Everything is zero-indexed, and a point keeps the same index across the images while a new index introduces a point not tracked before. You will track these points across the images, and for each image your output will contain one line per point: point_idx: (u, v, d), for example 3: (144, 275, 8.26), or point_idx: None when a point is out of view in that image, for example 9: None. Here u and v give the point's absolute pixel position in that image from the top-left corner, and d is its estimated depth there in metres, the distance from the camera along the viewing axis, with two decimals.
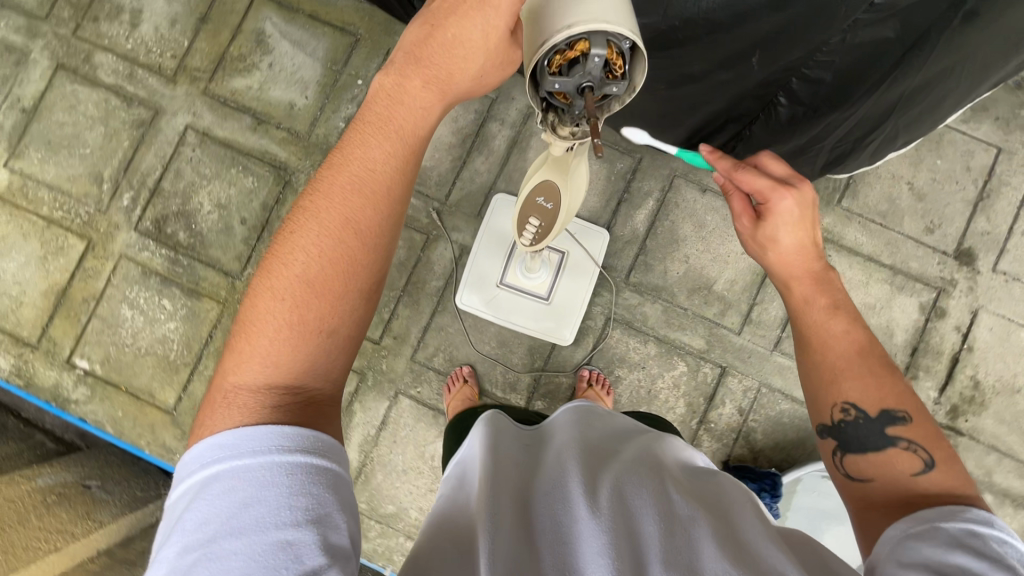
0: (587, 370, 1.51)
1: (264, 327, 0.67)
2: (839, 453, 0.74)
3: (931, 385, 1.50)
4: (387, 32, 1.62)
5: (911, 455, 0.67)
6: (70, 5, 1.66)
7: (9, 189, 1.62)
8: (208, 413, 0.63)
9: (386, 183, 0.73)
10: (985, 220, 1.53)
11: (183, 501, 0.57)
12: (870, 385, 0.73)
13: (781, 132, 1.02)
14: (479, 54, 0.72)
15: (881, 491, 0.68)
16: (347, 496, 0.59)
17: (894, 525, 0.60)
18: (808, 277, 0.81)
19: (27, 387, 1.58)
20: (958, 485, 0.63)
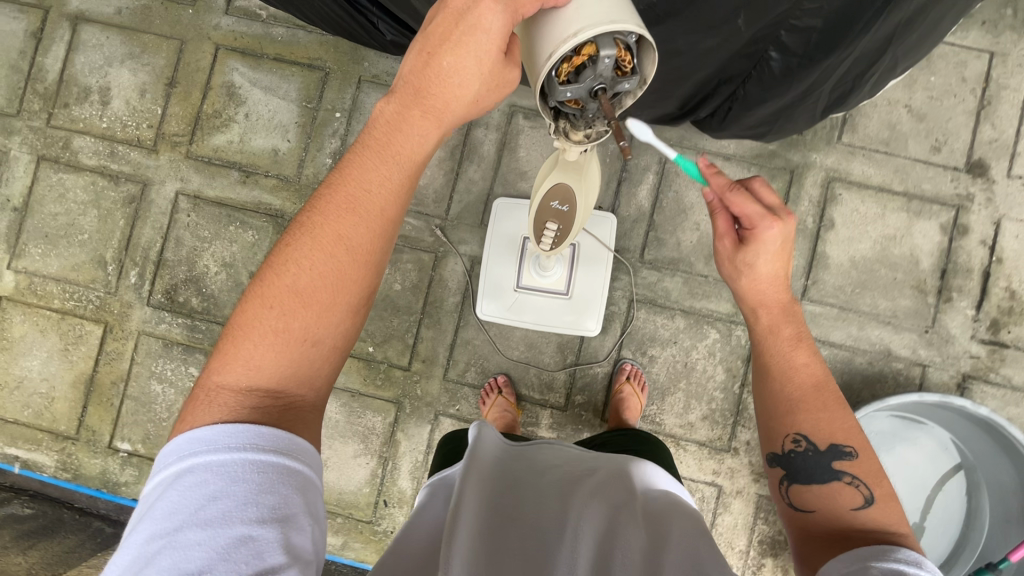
0: (629, 365, 1.50)
1: (251, 331, 0.70)
2: (786, 481, 0.83)
3: (967, 304, 1.48)
4: (354, 59, 1.60)
5: (853, 490, 0.78)
6: (38, 96, 1.65)
7: (18, 289, 1.63)
8: (191, 408, 0.65)
9: (380, 205, 0.75)
10: (990, 128, 1.50)
11: (155, 486, 0.59)
12: (824, 420, 0.81)
13: (777, 85, 0.99)
14: (474, 77, 0.72)
15: (819, 523, 0.78)
16: (315, 498, 0.62)
17: (834, 560, 0.70)
18: (777, 307, 0.86)
19: (76, 478, 1.59)
20: (891, 523, 0.73)
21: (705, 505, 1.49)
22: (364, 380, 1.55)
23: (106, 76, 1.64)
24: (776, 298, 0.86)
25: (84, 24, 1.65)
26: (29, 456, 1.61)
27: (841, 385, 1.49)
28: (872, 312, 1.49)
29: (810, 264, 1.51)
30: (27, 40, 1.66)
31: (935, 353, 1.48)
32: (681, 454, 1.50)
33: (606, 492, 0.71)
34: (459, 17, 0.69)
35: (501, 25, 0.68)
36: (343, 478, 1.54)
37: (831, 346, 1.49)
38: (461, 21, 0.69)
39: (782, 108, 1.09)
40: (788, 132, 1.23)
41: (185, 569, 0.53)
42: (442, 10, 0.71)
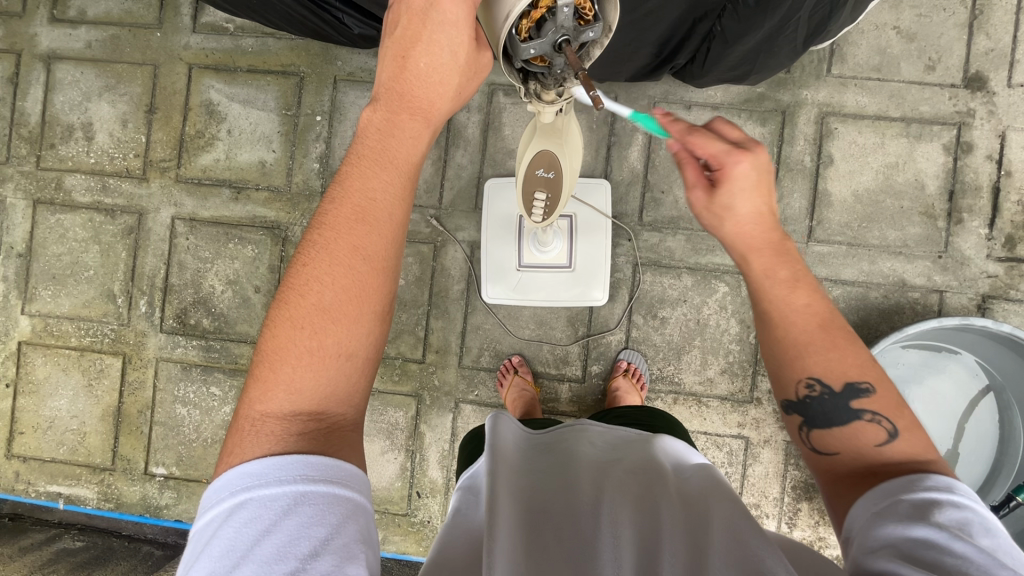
0: (624, 361, 1.50)
1: (285, 355, 0.67)
2: (805, 428, 0.77)
3: (979, 223, 1.44)
4: (327, 59, 1.58)
5: (875, 426, 0.72)
6: (24, 140, 1.67)
7: (36, 332, 1.66)
8: (236, 441, 0.63)
9: (386, 210, 0.74)
10: (985, 38, 1.44)
11: (205, 525, 0.56)
12: (833, 359, 0.76)
13: (752, 17, 0.96)
14: (455, 72, 0.75)
15: (846, 463, 0.72)
16: (368, 526, 0.58)
17: (859, 503, 0.65)
18: (767, 248, 0.81)
19: (119, 507, 1.64)
20: (920, 451, 0.68)
21: (735, 458, 1.49)
22: (382, 378, 1.57)
23: (87, 112, 1.65)
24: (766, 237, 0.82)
25: (58, 62, 1.65)
26: (72, 492, 1.65)
27: (857, 322, 1.47)
28: (882, 245, 1.46)
29: (813, 204, 1.48)
30: (5, 85, 1.67)
31: (952, 277, 1.45)
32: (705, 410, 1.50)
33: (645, 476, 0.69)
34: (424, 17, 0.72)
35: (466, 14, 0.72)
36: (374, 476, 1.57)
37: (844, 285, 1.47)
38: (426, 19, 0.72)
39: (760, 43, 1.06)
40: (770, 70, 1.20)
41: None
42: (405, 11, 0.73)
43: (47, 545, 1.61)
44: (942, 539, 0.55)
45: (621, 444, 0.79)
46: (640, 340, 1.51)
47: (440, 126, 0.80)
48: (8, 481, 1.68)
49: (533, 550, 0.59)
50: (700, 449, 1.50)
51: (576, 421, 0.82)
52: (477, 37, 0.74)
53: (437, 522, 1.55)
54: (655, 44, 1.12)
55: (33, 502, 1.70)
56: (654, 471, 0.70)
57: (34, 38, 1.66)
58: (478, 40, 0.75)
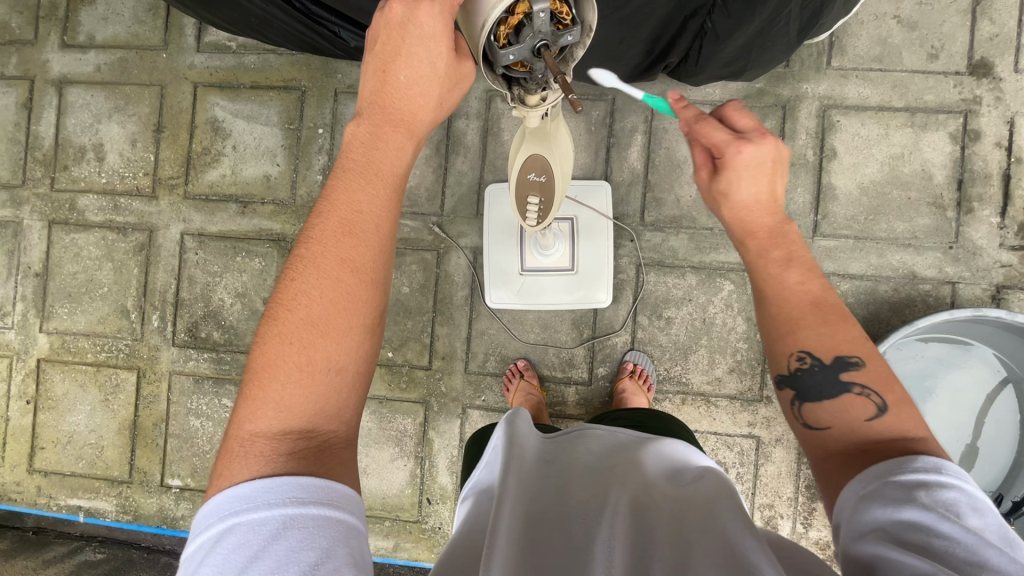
0: (630, 363, 1.49)
1: (274, 372, 0.68)
2: (797, 402, 0.77)
3: (990, 212, 1.41)
4: (327, 72, 1.60)
5: (865, 400, 0.72)
6: (39, 163, 1.72)
7: (53, 349, 1.70)
8: (226, 462, 0.63)
9: (373, 223, 0.75)
10: (989, 23, 1.42)
11: (196, 550, 0.57)
12: (825, 333, 0.75)
13: (741, 12, 0.97)
14: (439, 85, 0.77)
15: (838, 439, 0.71)
16: (360, 547, 0.58)
17: (849, 486, 0.63)
18: (762, 230, 0.81)
19: (137, 519, 1.67)
20: (911, 427, 0.67)
21: (746, 458, 1.47)
22: (389, 386, 1.58)
23: (98, 133, 1.70)
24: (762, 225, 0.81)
25: (69, 86, 1.70)
26: (91, 504, 1.69)
27: (868, 317, 1.44)
28: (890, 237, 1.44)
29: (818, 198, 1.46)
30: (19, 112, 1.72)
31: (963, 269, 1.42)
32: (714, 410, 1.48)
33: (638, 480, 0.69)
34: (401, 31, 0.74)
35: (443, 25, 0.73)
36: (384, 483, 1.58)
37: (852, 279, 1.45)
38: (404, 34, 0.74)
39: (752, 38, 1.06)
40: (766, 65, 1.19)
41: None
42: (384, 26, 0.75)
43: (69, 557, 1.64)
44: (931, 521, 0.54)
45: (619, 449, 0.80)
46: (646, 341, 1.50)
47: (423, 137, 0.82)
48: (31, 495, 1.72)
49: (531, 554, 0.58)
50: (710, 449, 1.48)
51: (575, 428, 0.84)
52: (457, 46, 0.76)
53: (447, 528, 1.55)
54: (647, 44, 1.13)
55: (55, 515, 1.74)
56: (645, 477, 0.70)
57: (46, 64, 1.71)
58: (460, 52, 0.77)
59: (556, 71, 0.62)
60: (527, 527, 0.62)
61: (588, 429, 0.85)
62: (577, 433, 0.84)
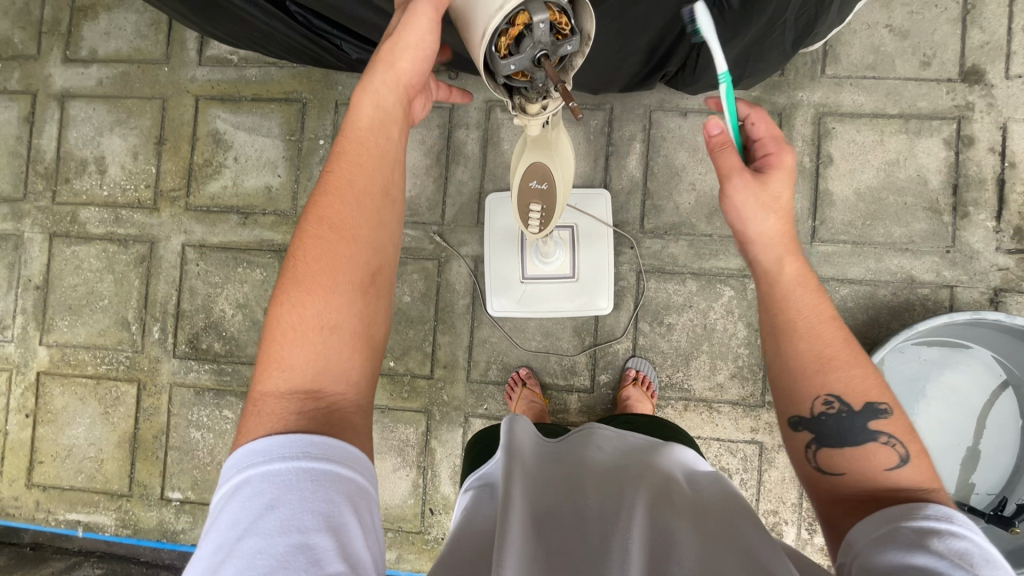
0: (633, 369, 1.49)
1: (282, 339, 0.72)
2: (815, 445, 0.78)
3: (986, 216, 1.43)
4: (328, 84, 1.62)
5: (889, 450, 0.75)
6: (40, 176, 1.72)
7: (53, 362, 1.70)
8: (241, 426, 0.66)
9: (374, 200, 0.82)
10: (979, 31, 1.44)
11: (217, 500, 0.59)
12: (856, 376, 0.79)
13: (738, 22, 0.99)
14: (426, 38, 0.84)
15: (849, 485, 0.74)
16: (369, 508, 0.60)
17: (863, 529, 0.65)
18: (791, 260, 0.86)
19: (137, 533, 1.65)
20: (927, 479, 0.71)
21: (750, 464, 1.47)
22: (391, 395, 1.57)
23: (99, 146, 1.71)
24: (796, 276, 0.85)
25: (71, 100, 1.72)
26: (90, 519, 1.67)
27: (868, 321, 1.45)
28: (887, 242, 1.45)
29: (815, 204, 1.47)
30: (22, 125, 1.73)
31: (961, 272, 1.43)
32: (716, 416, 1.48)
33: (651, 477, 0.70)
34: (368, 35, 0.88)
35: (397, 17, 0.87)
36: (387, 493, 1.57)
37: (851, 284, 1.46)
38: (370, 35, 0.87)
39: (748, 46, 1.08)
40: (762, 74, 1.21)
41: None
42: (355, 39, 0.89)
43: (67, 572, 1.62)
44: (940, 566, 0.55)
45: (634, 452, 0.80)
46: (648, 347, 1.51)
47: (412, 89, 0.88)
48: (29, 510, 1.70)
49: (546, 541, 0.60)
50: (713, 456, 1.48)
51: (585, 424, 0.86)
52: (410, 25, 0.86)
53: None
54: (644, 53, 1.15)
55: (54, 531, 1.72)
56: (662, 477, 0.71)
57: (49, 78, 1.72)
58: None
59: (556, 80, 0.64)
60: (541, 516, 0.63)
61: (595, 429, 0.85)
62: (588, 431, 0.85)
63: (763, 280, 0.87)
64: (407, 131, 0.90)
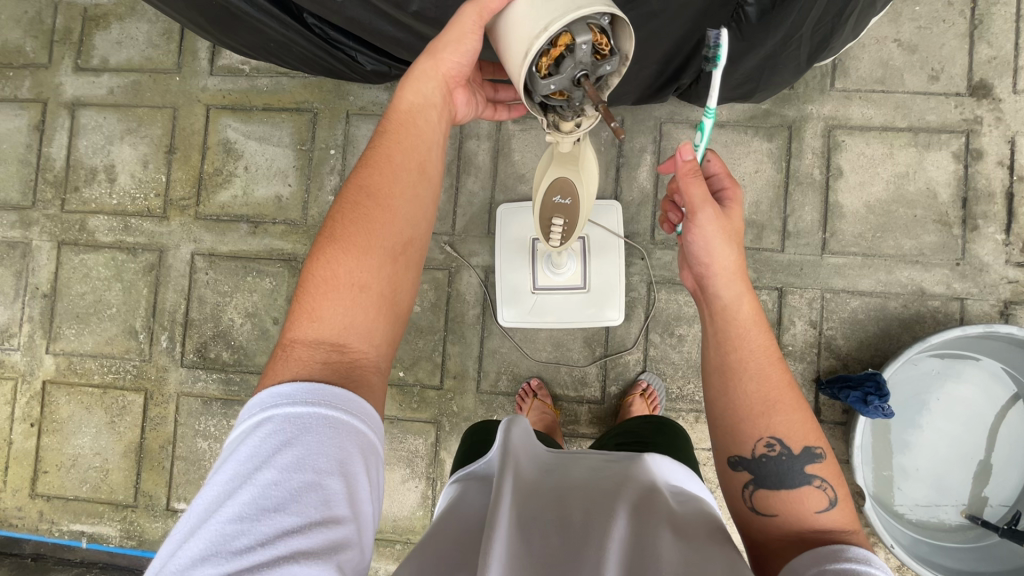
0: (643, 382, 1.48)
1: (314, 290, 0.75)
2: (751, 486, 0.79)
3: (995, 229, 1.44)
4: (340, 95, 1.63)
5: (819, 492, 0.78)
6: (49, 185, 1.72)
7: (60, 370, 1.69)
8: (272, 364, 0.71)
9: (406, 171, 0.82)
10: (986, 46, 1.46)
11: (237, 433, 0.63)
12: (795, 421, 0.80)
13: (756, 35, 1.00)
14: (469, 36, 0.80)
15: (779, 526, 0.76)
16: (376, 459, 0.65)
17: (791, 570, 0.67)
18: (746, 304, 0.86)
19: (142, 545, 1.63)
20: (850, 523, 0.75)
21: None
22: (400, 406, 1.57)
23: (109, 154, 1.71)
24: (747, 315, 0.86)
25: (81, 109, 1.72)
26: (95, 530, 1.65)
27: (879, 333, 1.45)
28: (898, 254, 1.45)
29: (825, 216, 1.48)
30: (31, 133, 1.73)
31: (971, 285, 1.43)
32: None
33: (635, 485, 0.71)
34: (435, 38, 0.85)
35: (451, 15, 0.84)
36: (395, 505, 1.55)
37: (861, 296, 1.46)
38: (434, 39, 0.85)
39: (764, 60, 1.09)
40: (775, 88, 1.22)
41: (263, 504, 0.57)
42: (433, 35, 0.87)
43: None
44: None
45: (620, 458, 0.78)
46: (659, 359, 1.51)
47: (453, 79, 0.86)
48: (32, 521, 1.68)
49: (538, 523, 0.63)
50: None
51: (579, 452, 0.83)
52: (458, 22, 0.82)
53: None
54: (660, 65, 1.15)
55: (57, 542, 1.70)
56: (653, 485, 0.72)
57: (60, 86, 1.73)
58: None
59: (596, 100, 0.64)
60: (532, 500, 0.67)
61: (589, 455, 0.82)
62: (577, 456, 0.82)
63: (716, 317, 0.87)
64: (448, 119, 0.90)
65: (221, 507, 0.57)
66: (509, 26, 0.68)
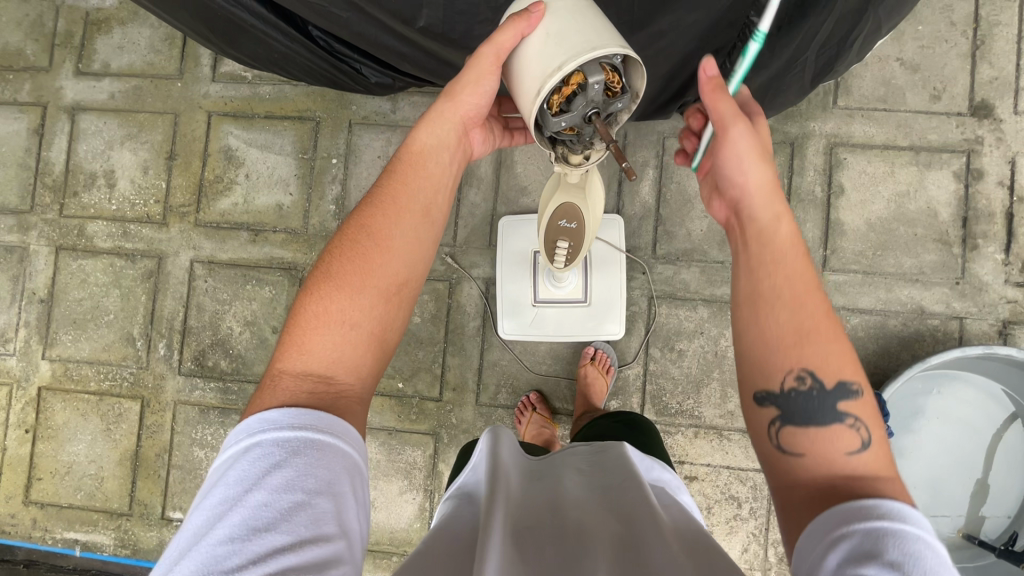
0: (591, 348, 1.51)
1: (306, 321, 0.75)
2: (778, 423, 0.74)
3: (995, 249, 1.44)
4: (343, 104, 1.62)
5: (853, 433, 0.70)
6: (48, 189, 1.71)
7: (55, 377, 1.67)
8: (259, 393, 0.69)
9: (405, 201, 0.83)
10: (988, 66, 1.47)
11: (222, 460, 0.61)
12: (831, 351, 0.73)
13: (761, 58, 1.01)
14: (486, 77, 0.81)
15: (807, 470, 0.70)
16: (363, 481, 0.64)
17: (815, 525, 0.61)
18: (783, 219, 0.80)
19: (136, 553, 1.62)
20: (886, 468, 0.67)
21: (760, 493, 1.46)
22: (399, 417, 1.56)
23: (109, 160, 1.70)
24: (785, 234, 0.80)
25: (82, 113, 1.71)
26: (88, 538, 1.64)
27: (878, 351, 1.46)
28: (898, 272, 1.46)
29: (826, 234, 1.48)
30: (31, 137, 1.72)
31: (970, 304, 1.44)
32: (726, 444, 1.48)
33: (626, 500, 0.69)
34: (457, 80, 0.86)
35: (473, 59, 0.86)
36: (393, 517, 1.55)
37: (861, 313, 1.46)
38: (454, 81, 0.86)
39: (767, 82, 1.09)
40: (779, 108, 1.21)
41: (252, 525, 0.55)
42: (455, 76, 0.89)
43: None
44: None
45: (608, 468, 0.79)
46: (659, 374, 1.51)
47: (470, 120, 0.88)
48: (25, 528, 1.67)
49: (529, 542, 0.62)
50: (722, 484, 1.48)
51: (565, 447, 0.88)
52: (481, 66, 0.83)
53: None
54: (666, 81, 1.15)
55: (49, 549, 1.68)
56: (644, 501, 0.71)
57: (60, 90, 1.72)
58: (531, 13, 0.70)
59: (607, 137, 0.67)
60: (521, 522, 0.66)
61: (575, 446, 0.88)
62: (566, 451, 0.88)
63: (751, 238, 0.81)
64: (461, 161, 0.91)
65: (210, 530, 0.55)
66: (524, 63, 0.71)
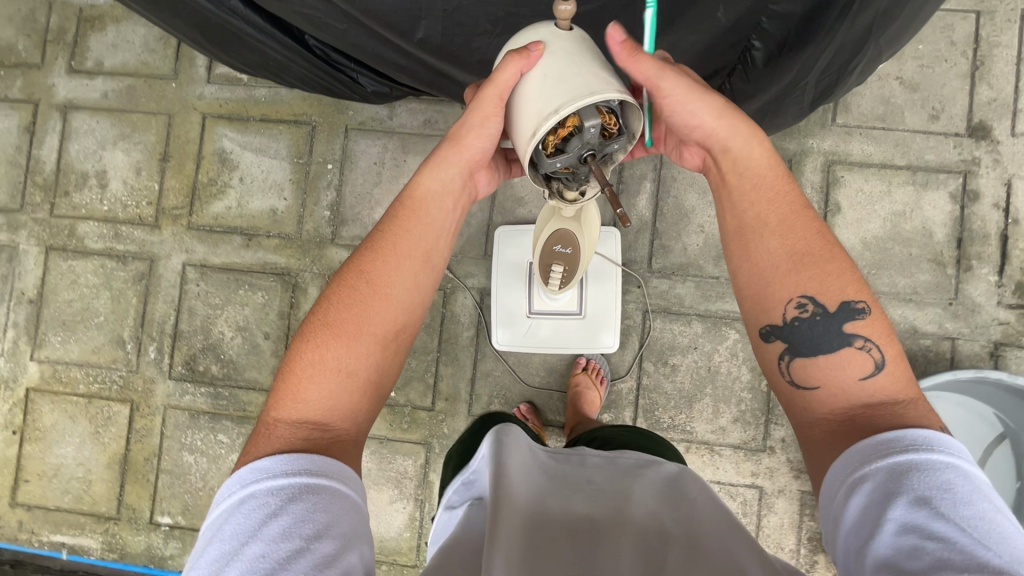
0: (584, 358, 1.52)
1: (300, 365, 0.74)
2: (787, 356, 0.78)
3: (989, 271, 1.45)
4: (339, 109, 1.61)
5: (864, 355, 0.74)
6: (39, 188, 1.69)
7: (44, 378, 1.66)
8: (253, 441, 0.69)
9: (403, 243, 0.82)
10: (987, 87, 1.47)
11: (216, 514, 0.61)
12: (830, 276, 0.78)
13: (760, 80, 1.02)
14: (491, 120, 0.79)
15: (822, 399, 0.74)
16: (361, 523, 0.63)
17: (837, 469, 0.66)
18: (755, 141, 0.84)
19: (123, 558, 1.61)
20: (900, 388, 0.71)
21: (749, 508, 1.47)
22: (390, 425, 1.56)
23: (101, 160, 1.68)
24: (762, 158, 0.85)
25: (73, 112, 1.68)
26: (75, 541, 1.63)
27: None
28: (892, 292, 1.46)
29: None
30: (21, 135, 1.70)
31: (963, 325, 1.44)
32: (717, 459, 1.48)
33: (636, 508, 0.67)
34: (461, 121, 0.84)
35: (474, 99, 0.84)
36: (382, 526, 1.54)
37: None
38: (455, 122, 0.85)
39: (766, 104, 1.09)
40: (778, 128, 1.20)
41: None
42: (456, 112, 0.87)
43: None
44: (923, 519, 0.56)
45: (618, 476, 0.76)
46: (651, 388, 1.51)
47: (476, 164, 0.86)
48: (12, 530, 1.66)
49: (545, 548, 0.60)
50: None
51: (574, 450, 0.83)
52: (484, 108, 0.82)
53: None
54: None
55: (35, 551, 1.67)
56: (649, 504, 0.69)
57: (52, 88, 1.69)
58: (530, 52, 0.70)
59: (601, 178, 0.68)
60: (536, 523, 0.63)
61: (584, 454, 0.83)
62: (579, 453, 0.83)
63: (728, 171, 0.86)
64: (463, 205, 0.90)
65: None
66: (521, 101, 0.72)
